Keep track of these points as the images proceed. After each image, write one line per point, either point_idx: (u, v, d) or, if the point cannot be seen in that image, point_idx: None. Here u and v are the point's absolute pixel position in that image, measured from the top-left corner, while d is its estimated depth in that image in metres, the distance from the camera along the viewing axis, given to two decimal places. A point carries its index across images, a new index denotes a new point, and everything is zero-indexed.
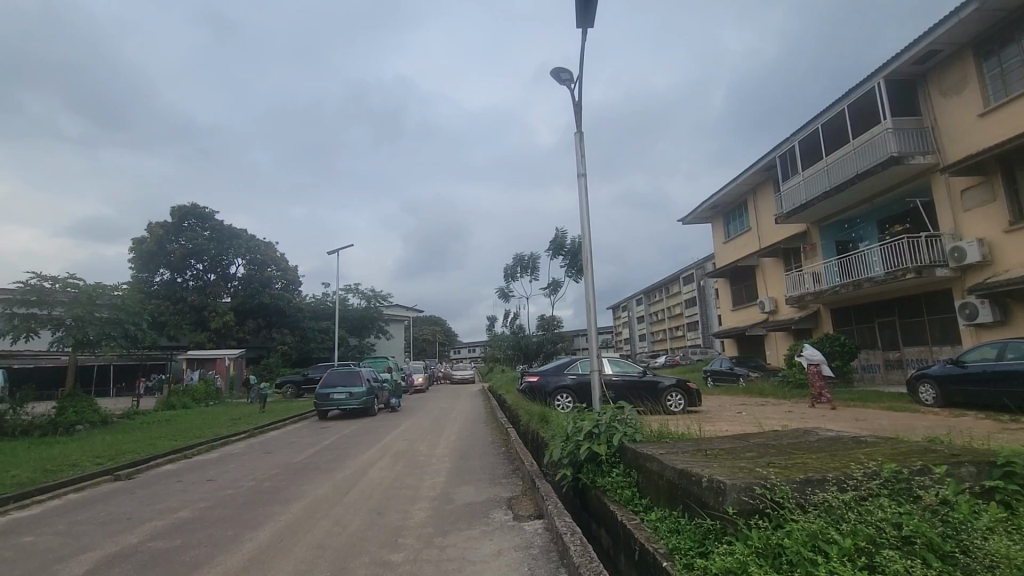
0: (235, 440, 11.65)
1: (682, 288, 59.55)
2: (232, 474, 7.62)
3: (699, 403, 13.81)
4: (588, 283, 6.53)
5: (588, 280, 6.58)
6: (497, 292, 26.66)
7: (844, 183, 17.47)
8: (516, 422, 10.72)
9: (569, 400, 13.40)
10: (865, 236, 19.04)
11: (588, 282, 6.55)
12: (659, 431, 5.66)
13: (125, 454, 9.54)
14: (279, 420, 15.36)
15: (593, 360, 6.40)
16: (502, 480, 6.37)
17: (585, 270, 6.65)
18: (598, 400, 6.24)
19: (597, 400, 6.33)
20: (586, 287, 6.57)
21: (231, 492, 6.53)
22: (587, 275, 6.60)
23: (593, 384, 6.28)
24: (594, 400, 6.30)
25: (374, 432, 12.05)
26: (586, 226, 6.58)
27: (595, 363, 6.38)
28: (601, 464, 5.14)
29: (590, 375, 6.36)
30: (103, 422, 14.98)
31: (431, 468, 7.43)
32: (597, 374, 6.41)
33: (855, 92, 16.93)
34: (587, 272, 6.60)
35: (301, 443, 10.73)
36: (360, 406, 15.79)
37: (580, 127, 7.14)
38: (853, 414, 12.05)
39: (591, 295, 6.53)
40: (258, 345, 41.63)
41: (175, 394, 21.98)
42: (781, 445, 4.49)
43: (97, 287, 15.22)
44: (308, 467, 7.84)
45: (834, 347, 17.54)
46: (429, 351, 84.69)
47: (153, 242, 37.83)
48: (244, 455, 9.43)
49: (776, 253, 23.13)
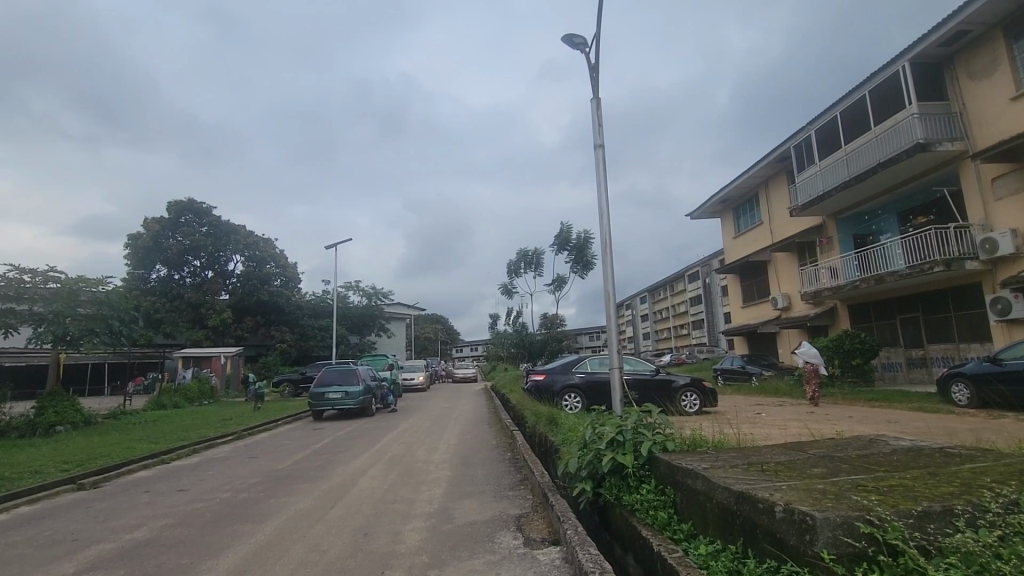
0: (220, 443, 10.89)
1: (687, 286, 58.67)
2: (208, 483, 6.86)
3: (715, 404, 13.02)
4: (608, 271, 5.66)
5: (608, 269, 5.70)
6: (499, 288, 25.83)
7: (865, 173, 16.61)
8: (522, 425, 9.94)
9: (578, 400, 12.62)
10: (886, 228, 18.19)
11: (607, 271, 5.67)
12: (693, 439, 4.86)
13: (97, 459, 8.78)
14: (271, 421, 14.61)
15: (613, 356, 5.58)
16: (508, 494, 5.58)
17: (604, 256, 5.74)
18: (619, 403, 5.45)
19: (618, 401, 5.53)
20: (605, 276, 5.71)
21: (200, 506, 5.76)
22: (607, 263, 5.70)
23: (613, 383, 5.47)
24: (615, 401, 5.50)
25: (370, 434, 11.28)
26: (605, 205, 5.71)
27: (615, 360, 5.58)
28: (626, 478, 4.35)
29: (610, 373, 5.56)
30: (85, 423, 14.26)
31: (428, 477, 6.65)
32: (618, 372, 5.60)
33: (877, 77, 16.06)
34: (607, 259, 5.70)
35: (289, 447, 9.95)
36: (355, 406, 15.02)
37: (597, 94, 6.36)
38: (882, 416, 11.24)
39: (610, 286, 5.66)
40: (256, 343, 40.90)
41: (167, 393, 21.26)
42: (852, 459, 3.67)
43: (79, 281, 14.60)
44: (291, 476, 7.07)
45: (854, 345, 16.66)
46: (430, 350, 84.00)
47: (149, 238, 37.23)
48: (226, 460, 8.67)
49: (789, 248, 22.27)
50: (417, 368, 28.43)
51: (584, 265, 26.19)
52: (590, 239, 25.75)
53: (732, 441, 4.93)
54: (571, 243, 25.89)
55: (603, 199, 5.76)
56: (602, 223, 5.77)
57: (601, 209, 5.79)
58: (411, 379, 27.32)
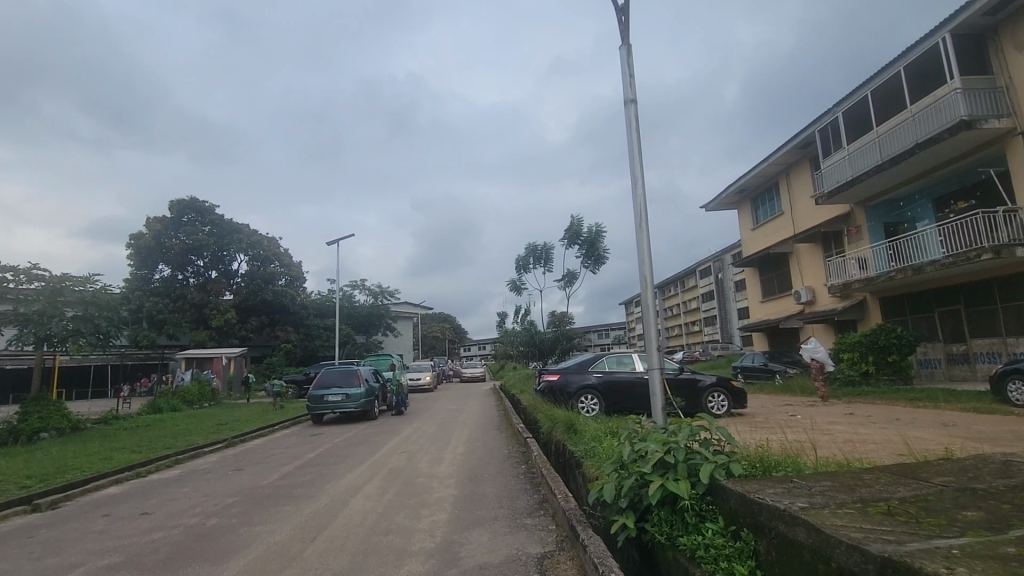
0: (209, 452, 10.02)
1: (698, 281, 57.49)
2: (178, 504, 5.96)
3: (744, 405, 11.97)
4: (644, 250, 4.68)
5: (643, 246, 4.72)
6: (508, 285, 24.88)
7: (900, 155, 15.49)
8: (537, 431, 8.98)
9: (595, 403, 11.63)
10: (921, 216, 17.01)
11: (643, 250, 4.69)
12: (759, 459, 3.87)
13: (67, 473, 7.94)
14: (268, 425, 13.78)
15: (652, 354, 4.61)
16: (526, 523, 4.62)
17: (638, 232, 4.76)
18: (660, 413, 4.48)
19: (659, 411, 4.55)
20: (639, 255, 4.72)
21: (159, 537, 4.85)
22: (642, 240, 4.72)
23: (654, 386, 4.51)
24: (656, 409, 4.53)
25: (371, 441, 10.38)
26: (639, 170, 4.73)
27: (656, 358, 4.61)
28: (681, 511, 3.34)
29: (648, 374, 4.59)
30: (73, 429, 13.47)
31: (431, 498, 5.68)
32: (658, 372, 4.62)
33: (915, 51, 14.87)
34: (641, 235, 4.72)
35: (280, 456, 9.05)
36: (357, 409, 14.12)
37: (626, 43, 5.39)
38: (934, 418, 10.17)
39: (643, 267, 4.68)
40: (261, 343, 40.27)
41: (165, 396, 20.52)
42: (1007, 496, 2.65)
43: (64, 279, 13.86)
44: (273, 495, 6.12)
45: (890, 341, 15.52)
46: (438, 349, 83.25)
47: (151, 237, 36.67)
48: (208, 474, 7.78)
49: (813, 238, 21.09)
50: (424, 368, 27.56)
51: (596, 260, 25.15)
52: (601, 232, 24.73)
53: (808, 461, 3.92)
54: (582, 236, 24.88)
55: (636, 163, 4.79)
56: (633, 195, 4.80)
57: (633, 176, 4.82)
58: (417, 379, 26.45)
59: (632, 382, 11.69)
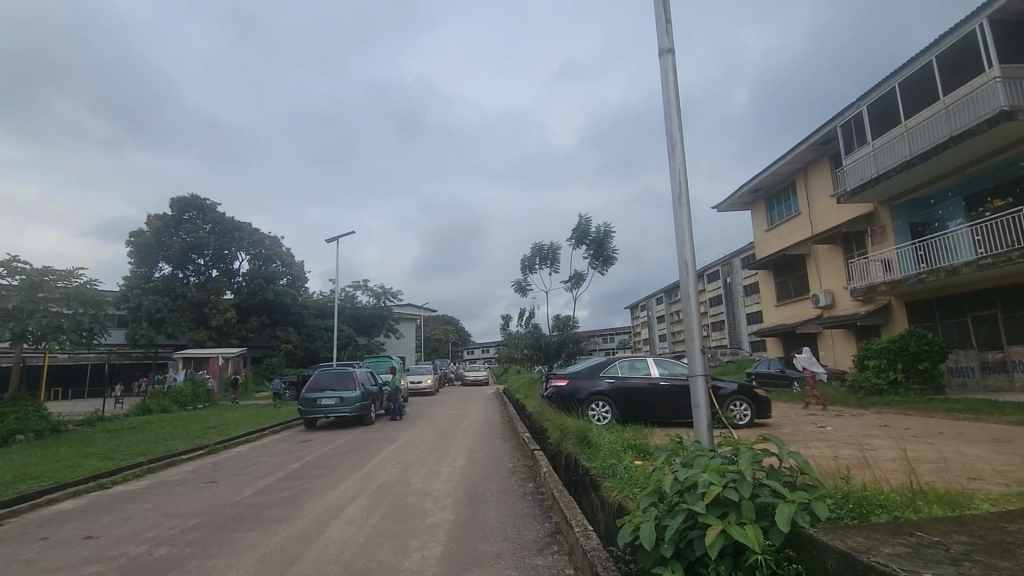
0: (187, 460, 9.21)
1: (705, 286, 56.58)
2: (132, 526, 5.15)
3: (768, 416, 11.07)
4: (683, 230, 3.83)
5: (681, 223, 3.86)
6: (513, 286, 24.09)
7: (933, 150, 14.57)
8: (545, 443, 8.12)
9: (606, 410, 10.77)
10: (952, 216, 16.08)
11: (682, 228, 3.83)
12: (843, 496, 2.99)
13: (23, 483, 7.15)
14: (259, 429, 12.98)
15: (696, 356, 3.69)
16: (535, 564, 3.78)
17: (675, 206, 3.91)
18: (706, 431, 3.58)
19: (703, 429, 3.63)
20: (677, 234, 3.86)
21: (93, 571, 4.01)
22: (681, 216, 3.86)
23: (697, 397, 3.62)
24: (700, 427, 3.61)
25: (364, 449, 9.57)
26: (676, 132, 3.90)
27: (700, 364, 3.66)
28: (749, 568, 2.49)
29: (690, 382, 3.70)
30: (53, 431, 12.73)
31: (422, 524, 4.83)
32: (703, 381, 3.69)
33: (948, 39, 13.96)
34: (680, 209, 3.87)
35: (260, 467, 8.20)
36: (352, 413, 13.30)
37: None
38: (981, 432, 9.25)
39: (682, 250, 3.82)
40: (261, 344, 39.64)
41: (156, 397, 19.75)
42: None
43: (45, 272, 13.10)
44: (241, 517, 5.27)
45: (920, 347, 14.59)
46: (441, 352, 82.33)
47: (151, 235, 36.08)
48: (178, 487, 6.97)
49: (833, 239, 20.13)
50: (424, 371, 26.69)
51: (605, 261, 24.26)
52: (610, 232, 23.88)
53: (909, 502, 3.04)
54: (590, 236, 24.04)
55: (672, 124, 3.99)
56: (669, 162, 3.96)
57: (668, 139, 3.98)
58: (418, 382, 25.60)
59: (646, 388, 10.82)
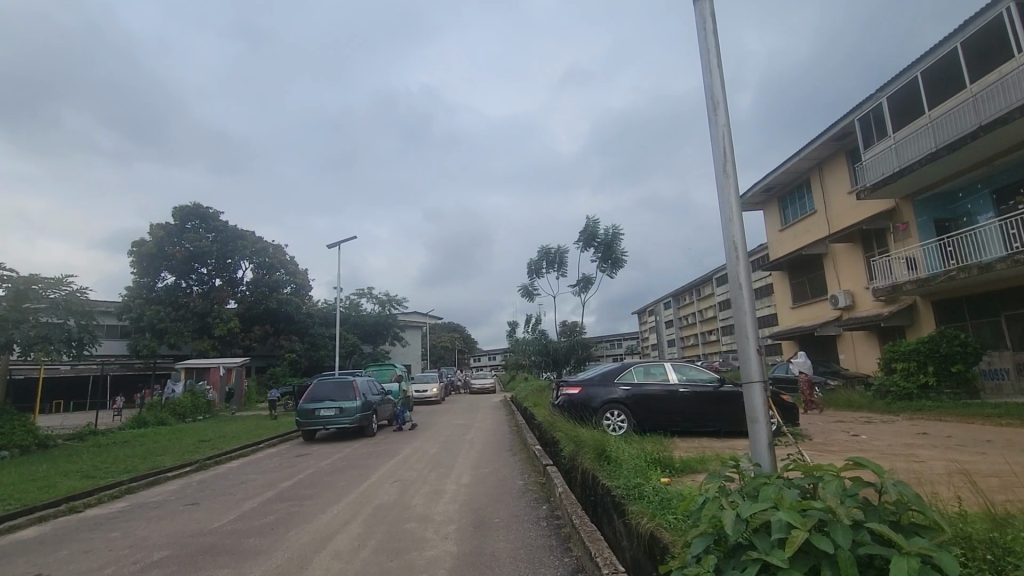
0: (173, 478, 8.59)
1: (715, 289, 55.72)
2: (90, 560, 4.51)
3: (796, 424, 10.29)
4: (729, 202, 3.13)
5: (727, 194, 3.15)
6: (519, 290, 23.47)
7: (961, 140, 13.83)
8: (558, 458, 7.43)
9: (622, 419, 10.05)
10: (980, 211, 15.30)
11: (730, 201, 3.13)
12: (959, 544, 2.28)
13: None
14: (255, 443, 12.36)
15: (750, 360, 2.95)
16: None
17: (719, 174, 3.20)
18: (769, 455, 2.84)
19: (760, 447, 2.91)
20: (722, 210, 3.17)
21: None
22: (726, 186, 3.16)
23: (755, 410, 2.88)
24: (758, 446, 2.88)
25: (363, 464, 8.91)
26: (719, 88, 3.22)
27: (758, 368, 2.91)
28: None
29: (746, 391, 2.95)
30: (40, 446, 12.18)
31: (420, 559, 4.13)
32: (760, 388, 2.95)
33: (974, 24, 13.19)
34: (726, 181, 3.16)
35: (249, 486, 7.55)
36: (353, 425, 12.65)
37: None
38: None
39: (730, 228, 3.12)
40: (265, 353, 39.16)
41: (154, 408, 19.21)
42: None
43: (31, 281, 12.72)
44: (213, 550, 4.60)
45: (953, 348, 13.77)
46: (447, 359, 81.69)
47: (154, 244, 35.82)
48: (156, 512, 6.33)
49: (852, 238, 19.34)
50: (430, 379, 26.02)
51: (613, 263, 23.59)
52: (618, 234, 23.25)
53: None
54: (598, 239, 23.40)
55: (713, 81, 3.31)
56: (708, 125, 3.29)
57: (709, 96, 3.30)
58: (424, 391, 24.91)
59: (664, 395, 10.10)
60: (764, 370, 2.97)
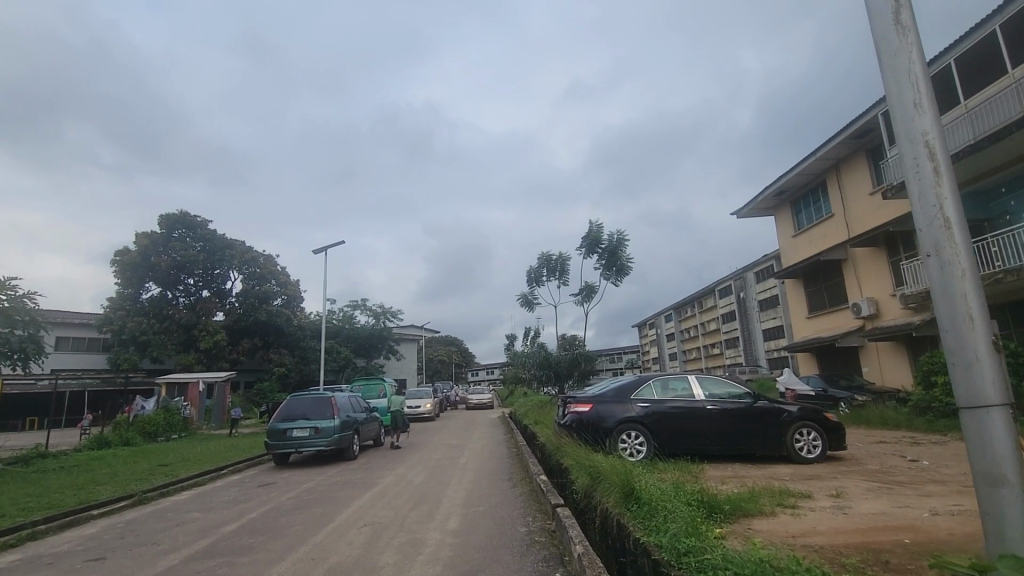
0: (100, 518, 7.05)
1: (717, 301, 54.58)
2: None
3: (842, 447, 8.83)
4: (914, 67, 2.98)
5: (910, 76, 2.99)
6: (519, 299, 22.07)
7: (1002, 131, 12.60)
8: (567, 494, 6.01)
9: (640, 442, 8.59)
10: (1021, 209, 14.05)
11: (913, 75, 2.98)
12: None
13: None
14: (218, 468, 10.83)
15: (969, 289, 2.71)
16: None
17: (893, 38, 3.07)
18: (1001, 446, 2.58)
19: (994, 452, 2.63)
20: (902, 93, 3.00)
21: None
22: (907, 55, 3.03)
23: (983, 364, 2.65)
24: (995, 445, 2.60)
25: (334, 498, 7.42)
26: None
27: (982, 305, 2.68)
28: None
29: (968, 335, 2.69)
30: None
31: None
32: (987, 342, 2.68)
33: (1016, 4, 11.99)
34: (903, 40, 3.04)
35: (183, 531, 6.02)
36: (329, 447, 11.13)
37: None
38: None
39: (917, 113, 2.96)
40: (254, 367, 37.57)
41: (120, 427, 17.59)
42: None
43: None
44: None
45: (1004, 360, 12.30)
46: (444, 373, 79.84)
47: (137, 253, 34.32)
48: (45, 570, 4.82)
49: (874, 242, 18.08)
50: (423, 394, 24.41)
51: (619, 271, 22.25)
52: (624, 239, 21.93)
53: None
54: (602, 244, 22.06)
55: None
56: None
57: None
58: (416, 407, 23.34)
59: (689, 413, 8.66)
60: (990, 329, 2.69)
